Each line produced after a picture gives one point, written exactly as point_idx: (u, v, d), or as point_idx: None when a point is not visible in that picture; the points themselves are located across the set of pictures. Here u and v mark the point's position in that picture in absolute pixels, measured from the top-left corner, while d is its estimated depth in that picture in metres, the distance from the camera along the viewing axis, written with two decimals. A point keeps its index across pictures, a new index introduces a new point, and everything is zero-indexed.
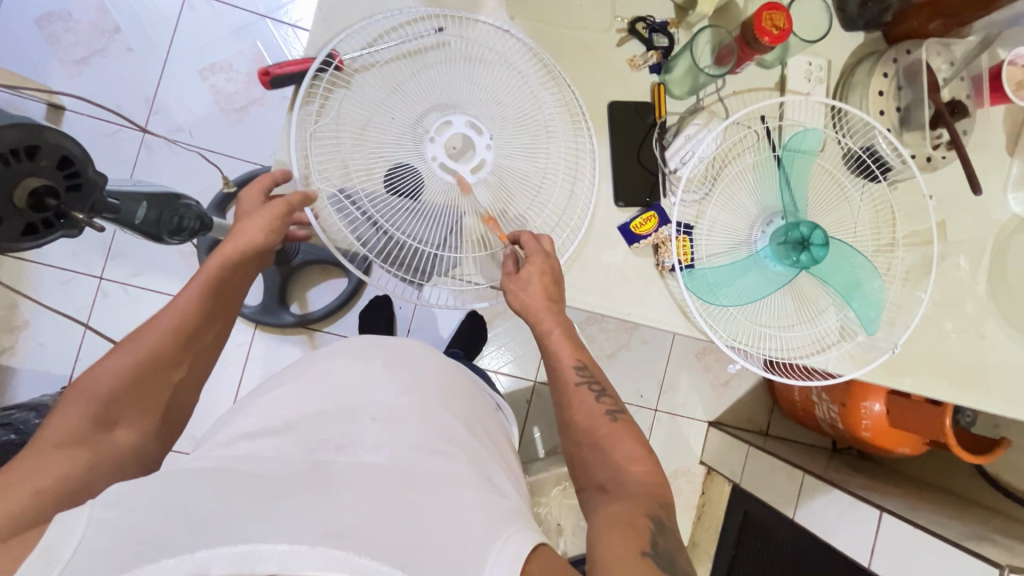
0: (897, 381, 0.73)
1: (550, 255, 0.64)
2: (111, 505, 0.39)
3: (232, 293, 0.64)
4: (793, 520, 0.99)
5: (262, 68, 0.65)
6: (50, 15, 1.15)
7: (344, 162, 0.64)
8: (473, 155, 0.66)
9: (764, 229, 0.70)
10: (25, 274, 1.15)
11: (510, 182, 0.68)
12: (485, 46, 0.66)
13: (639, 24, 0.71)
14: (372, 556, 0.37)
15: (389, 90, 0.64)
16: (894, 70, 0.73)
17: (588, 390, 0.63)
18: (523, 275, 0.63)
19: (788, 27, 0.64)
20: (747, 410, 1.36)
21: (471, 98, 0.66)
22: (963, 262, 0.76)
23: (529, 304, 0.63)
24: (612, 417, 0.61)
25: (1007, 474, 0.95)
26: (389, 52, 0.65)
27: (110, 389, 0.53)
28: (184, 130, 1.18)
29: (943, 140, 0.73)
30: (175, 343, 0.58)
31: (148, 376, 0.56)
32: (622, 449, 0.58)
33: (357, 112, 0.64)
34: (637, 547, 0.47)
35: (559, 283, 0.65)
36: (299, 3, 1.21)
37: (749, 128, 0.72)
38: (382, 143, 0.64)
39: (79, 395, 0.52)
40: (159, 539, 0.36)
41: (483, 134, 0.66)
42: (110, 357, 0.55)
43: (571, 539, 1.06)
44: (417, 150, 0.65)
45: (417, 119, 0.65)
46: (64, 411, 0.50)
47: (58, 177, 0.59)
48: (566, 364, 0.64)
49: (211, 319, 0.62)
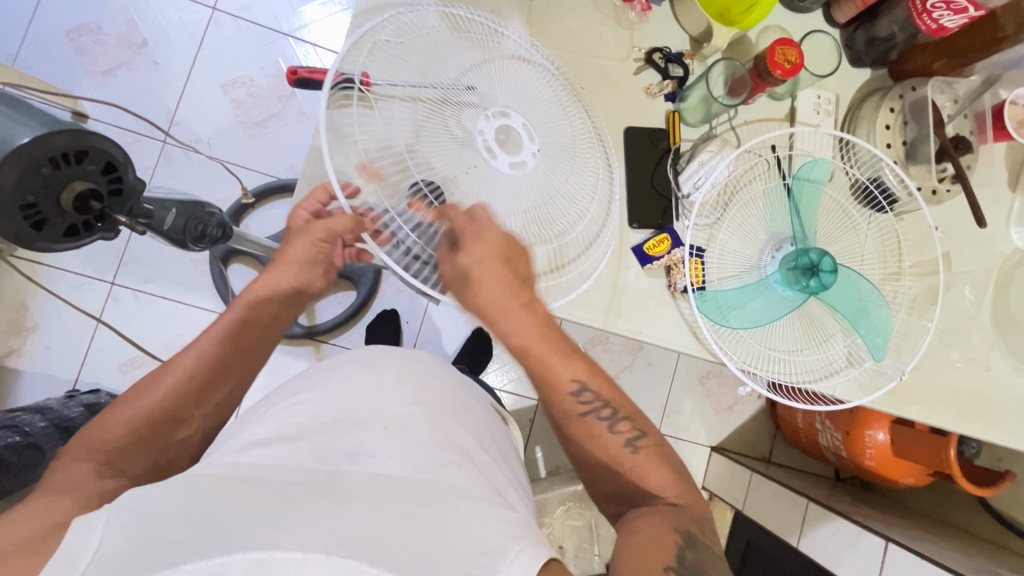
0: (902, 409, 0.74)
1: (486, 229, 0.61)
2: (130, 509, 0.39)
3: (249, 342, 0.65)
4: (797, 549, 0.99)
5: (290, 68, 0.71)
6: (80, 27, 1.18)
7: (402, 165, 0.61)
8: (520, 149, 0.65)
9: (774, 255, 0.73)
10: (38, 277, 1.16)
11: (549, 197, 0.66)
12: (515, 55, 0.68)
13: (656, 54, 0.74)
14: (384, 566, 0.37)
15: (438, 96, 0.63)
16: (900, 106, 0.76)
17: (596, 420, 0.60)
18: (475, 263, 0.60)
19: (799, 62, 0.67)
20: (749, 436, 1.36)
21: (526, 106, 0.67)
22: (968, 293, 0.77)
23: (482, 300, 0.62)
24: (633, 447, 0.59)
25: (1010, 508, 0.95)
26: (425, 51, 0.65)
27: (121, 442, 0.54)
28: (203, 141, 1.20)
29: (948, 173, 0.75)
30: (186, 396, 0.59)
31: (153, 430, 0.56)
32: (652, 479, 0.58)
33: (402, 117, 0.62)
34: (656, 559, 0.48)
35: (511, 258, 0.62)
36: (321, 23, 1.24)
37: (760, 156, 0.74)
38: (434, 139, 0.62)
39: (84, 447, 0.52)
40: (176, 540, 0.37)
41: (533, 140, 0.66)
42: (121, 407, 0.56)
43: (573, 560, 1.05)
44: (469, 144, 0.63)
45: (462, 114, 0.63)
46: (68, 460, 0.51)
47: (100, 180, 0.61)
48: (562, 388, 0.61)
49: (227, 370, 0.63)
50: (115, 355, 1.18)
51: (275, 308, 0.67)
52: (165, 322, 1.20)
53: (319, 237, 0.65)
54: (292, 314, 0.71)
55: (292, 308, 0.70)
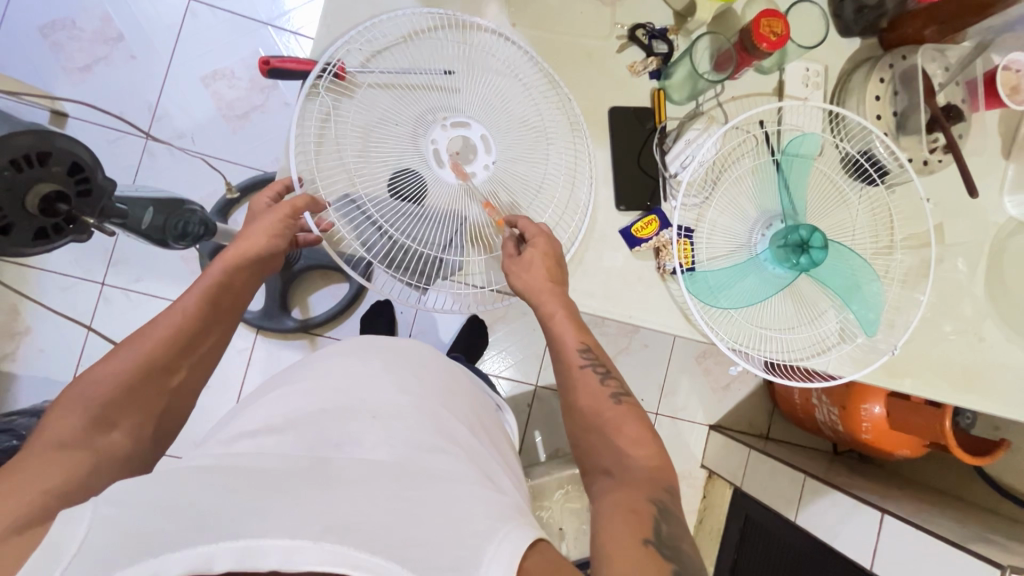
0: (896, 382, 0.74)
1: (552, 239, 0.65)
2: (113, 501, 0.39)
3: (227, 302, 0.63)
4: (795, 523, 1.00)
5: (262, 59, 0.69)
6: (54, 23, 1.16)
7: (348, 169, 0.64)
8: (473, 160, 0.66)
9: (764, 232, 0.71)
10: (28, 280, 1.16)
11: (507, 192, 0.68)
12: (488, 54, 0.67)
13: (639, 30, 0.73)
14: (371, 550, 0.37)
15: (420, 84, 0.65)
16: (891, 75, 0.74)
17: (593, 373, 0.62)
18: (526, 258, 0.63)
19: (785, 33, 0.65)
20: (747, 413, 1.37)
21: (489, 108, 0.67)
22: (961, 264, 0.77)
23: (530, 286, 0.63)
24: (616, 400, 0.61)
25: (1007, 476, 0.96)
26: (384, 49, 0.65)
27: (111, 396, 0.53)
28: (186, 136, 1.19)
29: (940, 144, 0.73)
30: (175, 350, 0.58)
31: (144, 383, 0.55)
32: (628, 431, 0.58)
33: (357, 115, 0.64)
34: (641, 535, 0.47)
35: (561, 265, 0.65)
36: (301, 11, 1.22)
37: (748, 133, 0.73)
38: (387, 144, 0.64)
39: (77, 399, 0.51)
40: (158, 531, 0.36)
41: (489, 153, 0.67)
42: (107, 361, 0.55)
43: (574, 543, 1.06)
44: (419, 153, 0.65)
45: (418, 126, 0.65)
46: (58, 416, 0.50)
47: (68, 182, 0.61)
48: (570, 346, 0.63)
49: (210, 327, 0.61)
50: None
51: (251, 273, 0.64)
52: None
53: (284, 213, 0.63)
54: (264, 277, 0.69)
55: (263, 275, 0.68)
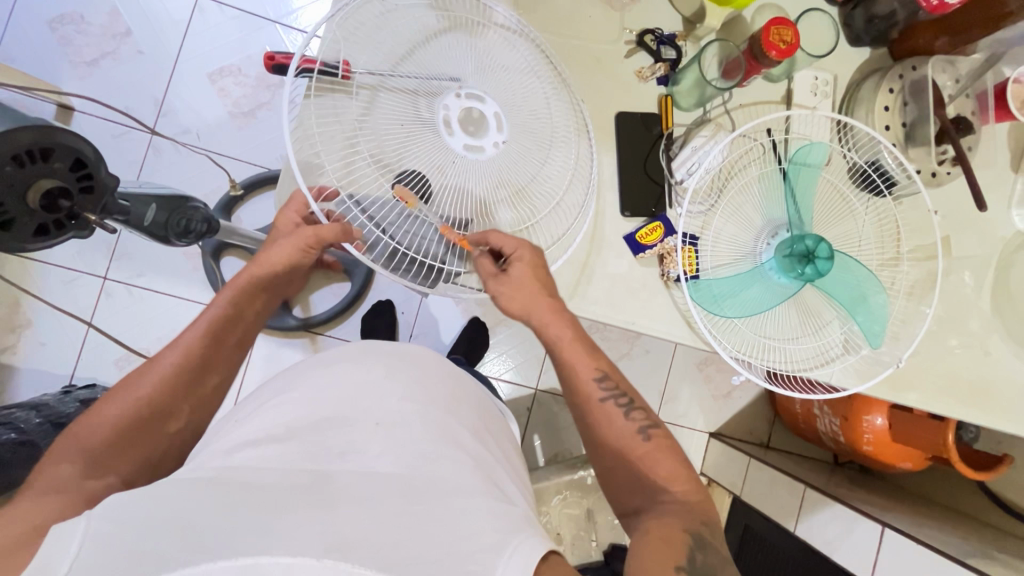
0: (900, 395, 0.73)
1: (534, 249, 0.65)
2: (110, 515, 0.39)
3: (233, 335, 0.64)
4: (795, 534, 0.99)
5: (268, 53, 0.69)
6: (63, 17, 1.16)
7: (357, 147, 0.62)
8: (483, 136, 0.64)
9: (769, 241, 0.71)
10: (29, 273, 1.16)
11: (515, 176, 0.66)
12: (499, 44, 0.66)
13: (647, 36, 0.72)
14: (374, 566, 0.36)
15: (428, 48, 0.63)
16: (900, 86, 0.73)
17: (615, 406, 0.62)
18: (514, 275, 0.63)
19: (795, 42, 0.64)
20: (748, 421, 1.36)
21: (501, 88, 0.66)
22: (968, 278, 0.76)
23: (524, 304, 0.63)
24: (645, 434, 0.61)
25: (1010, 492, 0.95)
26: (395, 19, 0.63)
27: (107, 441, 0.52)
28: (192, 132, 1.19)
29: (948, 155, 0.72)
30: (175, 391, 0.58)
31: (141, 428, 0.55)
32: (660, 468, 0.58)
33: (364, 99, 0.62)
34: (673, 561, 0.47)
35: (549, 278, 0.65)
36: (309, 9, 1.22)
37: (755, 141, 0.73)
38: (391, 119, 0.62)
39: (73, 445, 0.51)
40: (156, 548, 0.36)
41: (501, 130, 0.65)
42: (104, 405, 0.55)
43: (571, 549, 1.05)
44: (428, 121, 0.63)
45: (430, 94, 0.64)
46: (52, 463, 0.49)
47: (69, 178, 0.61)
48: (585, 376, 0.63)
49: (214, 360, 0.62)
50: (110, 350, 1.18)
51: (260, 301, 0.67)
52: (159, 317, 1.19)
53: (305, 241, 0.66)
54: (268, 310, 0.70)
55: (273, 298, 0.70)
